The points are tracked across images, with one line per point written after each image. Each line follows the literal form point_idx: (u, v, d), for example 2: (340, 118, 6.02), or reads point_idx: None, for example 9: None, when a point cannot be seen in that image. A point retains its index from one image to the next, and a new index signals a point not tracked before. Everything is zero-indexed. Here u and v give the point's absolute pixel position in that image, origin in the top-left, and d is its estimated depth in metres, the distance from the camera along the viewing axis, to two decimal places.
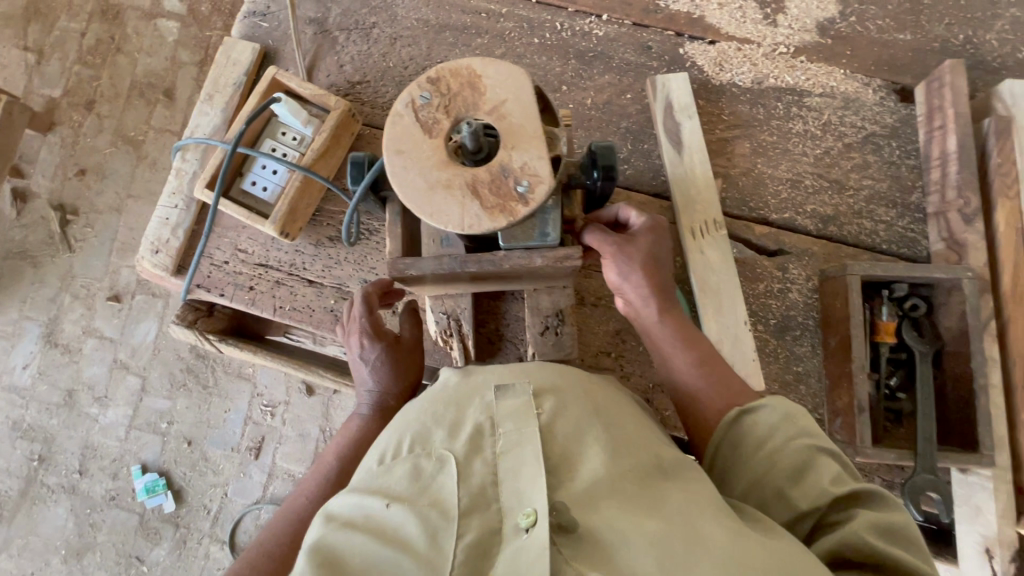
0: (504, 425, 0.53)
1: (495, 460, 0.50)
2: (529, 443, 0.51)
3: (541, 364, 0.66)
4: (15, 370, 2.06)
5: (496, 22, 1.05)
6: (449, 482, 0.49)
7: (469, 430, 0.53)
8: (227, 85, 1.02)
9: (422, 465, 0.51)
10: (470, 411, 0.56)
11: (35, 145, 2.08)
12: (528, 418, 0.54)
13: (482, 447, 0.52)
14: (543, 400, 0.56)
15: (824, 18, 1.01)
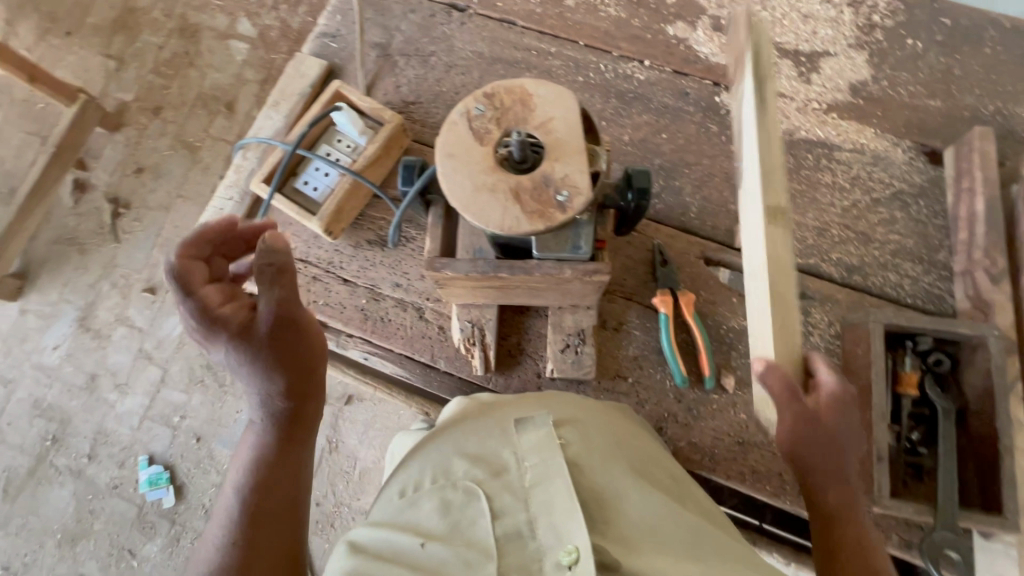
0: (530, 461, 0.63)
1: (528, 493, 0.60)
2: (558, 478, 0.60)
3: (560, 398, 0.76)
4: (45, 350, 2.13)
5: (545, 59, 1.12)
6: (482, 515, 0.59)
7: (496, 471, 0.63)
8: (293, 95, 1.10)
9: (450, 500, 0.61)
10: (497, 451, 0.65)
11: (102, 142, 2.23)
12: (551, 452, 0.63)
13: (512, 483, 0.61)
14: (560, 437, 0.66)
15: (857, 80, 1.06)
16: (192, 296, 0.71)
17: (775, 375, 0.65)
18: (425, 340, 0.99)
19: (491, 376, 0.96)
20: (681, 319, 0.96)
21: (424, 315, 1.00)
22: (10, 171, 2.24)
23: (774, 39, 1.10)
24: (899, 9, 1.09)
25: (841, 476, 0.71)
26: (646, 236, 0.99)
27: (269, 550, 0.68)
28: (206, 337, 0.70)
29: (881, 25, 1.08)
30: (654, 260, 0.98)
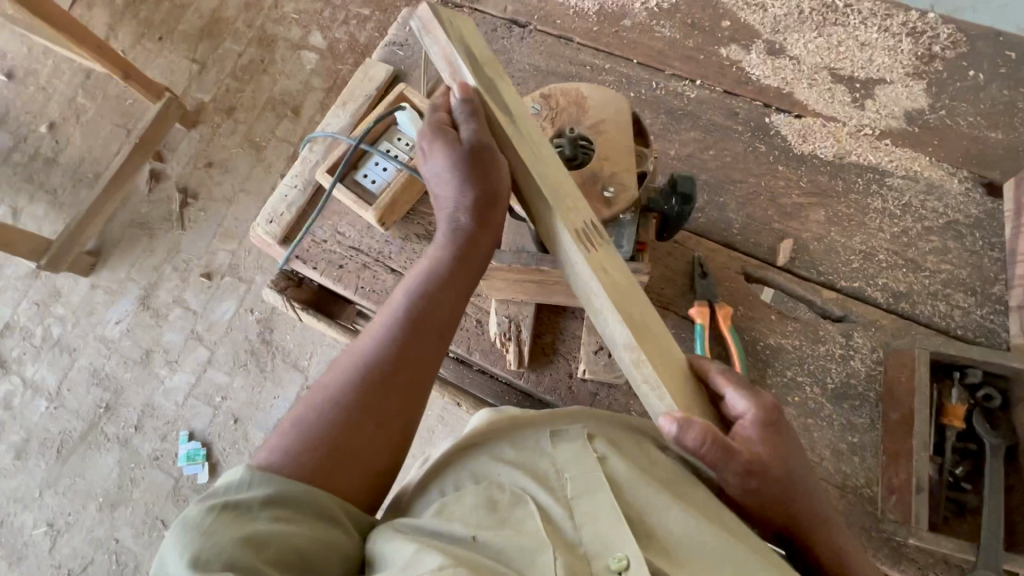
0: (569, 472, 0.64)
1: (571, 504, 0.61)
2: (601, 489, 0.61)
3: (589, 413, 0.77)
4: (108, 324, 2.30)
5: (598, 75, 1.17)
6: (530, 518, 0.60)
7: (538, 475, 0.64)
8: (360, 96, 1.18)
9: (495, 498, 0.62)
10: (535, 456, 0.66)
11: (179, 136, 2.42)
12: (589, 463, 0.64)
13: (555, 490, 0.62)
14: (597, 448, 0.66)
15: (913, 109, 1.06)
16: (443, 126, 0.72)
17: (691, 427, 0.59)
18: (463, 332, 1.02)
19: (524, 372, 0.99)
20: (716, 332, 0.96)
21: (464, 309, 1.04)
22: (97, 158, 2.46)
23: (829, 65, 1.11)
24: (961, 41, 1.08)
25: (795, 481, 0.65)
26: (686, 248, 1.01)
27: (372, 439, 0.67)
28: (435, 147, 0.71)
29: (941, 56, 1.08)
30: (693, 271, 0.99)
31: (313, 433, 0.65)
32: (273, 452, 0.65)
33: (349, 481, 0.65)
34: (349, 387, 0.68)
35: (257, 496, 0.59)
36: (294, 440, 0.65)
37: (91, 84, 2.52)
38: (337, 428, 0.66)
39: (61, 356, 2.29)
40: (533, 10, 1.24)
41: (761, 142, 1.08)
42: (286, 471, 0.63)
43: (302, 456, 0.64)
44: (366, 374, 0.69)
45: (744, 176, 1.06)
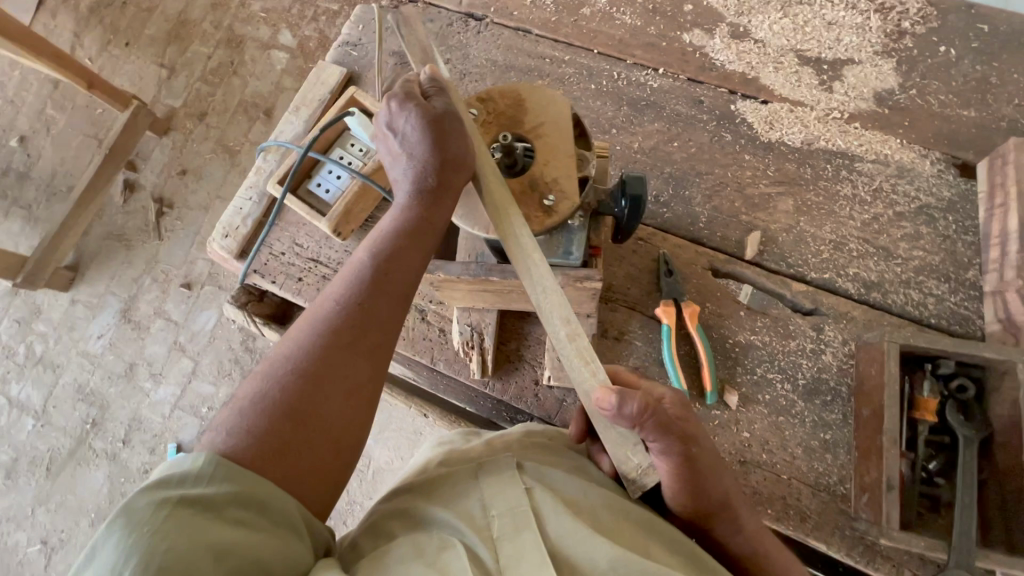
0: (497, 508, 0.61)
1: (497, 544, 0.57)
2: (528, 526, 0.59)
3: (522, 441, 0.74)
4: (90, 339, 2.27)
5: (558, 67, 1.13)
6: (457, 558, 0.55)
7: (467, 514, 0.60)
8: (313, 101, 1.14)
9: (423, 544, 0.57)
10: (464, 496, 0.63)
11: (151, 145, 2.38)
12: (517, 498, 0.61)
13: (480, 528, 0.59)
14: (527, 479, 0.63)
15: (883, 89, 1.02)
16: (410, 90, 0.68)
17: (629, 396, 0.58)
18: (426, 342, 1.00)
19: (489, 381, 0.96)
20: (684, 331, 0.94)
21: (426, 317, 1.01)
22: (69, 170, 2.41)
23: (795, 46, 1.07)
24: (931, 15, 1.04)
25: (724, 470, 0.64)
26: (652, 246, 0.98)
27: (332, 416, 0.60)
28: (395, 107, 0.66)
29: (911, 32, 1.04)
30: (659, 269, 0.96)
31: (269, 416, 0.58)
32: (222, 434, 0.58)
33: (308, 462, 0.58)
34: (303, 359, 0.62)
35: (217, 492, 0.53)
36: (247, 425, 0.58)
37: (59, 95, 2.47)
38: (292, 402, 0.59)
39: (45, 373, 2.27)
40: (489, 2, 1.19)
41: (727, 130, 1.04)
42: (238, 455, 0.56)
43: (254, 435, 0.57)
44: (321, 343, 0.62)
45: (710, 167, 1.03)
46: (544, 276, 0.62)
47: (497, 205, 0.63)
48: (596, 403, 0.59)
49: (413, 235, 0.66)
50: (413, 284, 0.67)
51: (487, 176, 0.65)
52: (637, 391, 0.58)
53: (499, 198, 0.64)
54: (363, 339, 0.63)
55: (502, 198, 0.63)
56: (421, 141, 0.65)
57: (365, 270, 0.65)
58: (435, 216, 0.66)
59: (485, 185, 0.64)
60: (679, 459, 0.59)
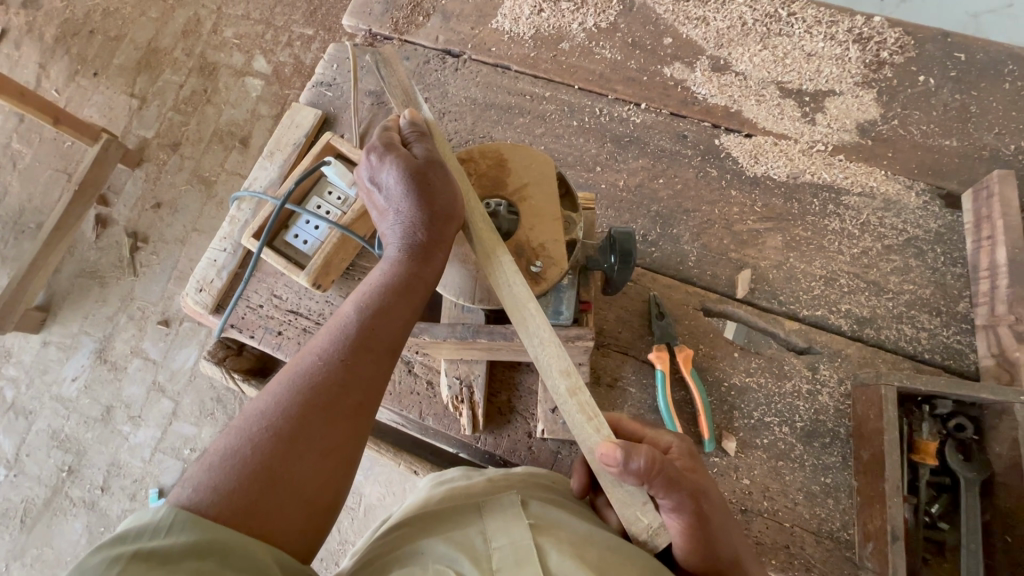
0: (496, 540, 0.58)
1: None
2: (529, 559, 0.56)
3: (529, 479, 0.72)
4: (64, 381, 2.19)
5: (539, 104, 1.11)
6: None
7: (464, 547, 0.58)
8: (288, 145, 1.11)
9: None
10: (464, 529, 0.61)
11: (123, 178, 2.31)
12: (518, 531, 0.59)
13: (479, 559, 0.56)
14: (531, 515, 0.62)
15: (865, 120, 1.02)
16: (393, 141, 0.65)
17: (636, 450, 0.53)
18: (414, 396, 0.96)
19: (480, 435, 0.93)
20: (679, 375, 0.92)
21: (413, 369, 0.97)
22: (37, 207, 2.33)
23: (776, 78, 1.06)
24: (909, 44, 1.04)
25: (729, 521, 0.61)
26: (642, 288, 0.96)
27: (308, 481, 0.54)
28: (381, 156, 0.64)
29: (890, 61, 1.04)
30: (650, 312, 0.94)
31: (239, 480, 0.52)
32: (188, 488, 0.52)
33: (279, 529, 0.52)
34: (279, 416, 0.56)
35: (179, 543, 0.47)
36: (216, 490, 0.52)
37: (26, 129, 2.39)
38: (263, 465, 0.53)
39: (17, 420, 2.18)
40: (466, 38, 1.17)
41: (712, 166, 1.03)
42: (205, 512, 0.51)
43: (221, 495, 0.51)
44: (299, 400, 0.57)
45: (696, 204, 1.01)
46: (540, 326, 0.58)
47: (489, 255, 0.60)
48: (601, 460, 0.54)
49: (403, 287, 0.61)
50: (401, 340, 0.63)
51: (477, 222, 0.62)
52: (643, 445, 0.54)
53: (491, 245, 0.61)
54: (344, 395, 0.58)
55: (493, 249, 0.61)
56: (405, 192, 0.62)
57: (350, 319, 0.61)
58: (425, 268, 0.62)
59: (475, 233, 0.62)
60: (688, 516, 0.56)
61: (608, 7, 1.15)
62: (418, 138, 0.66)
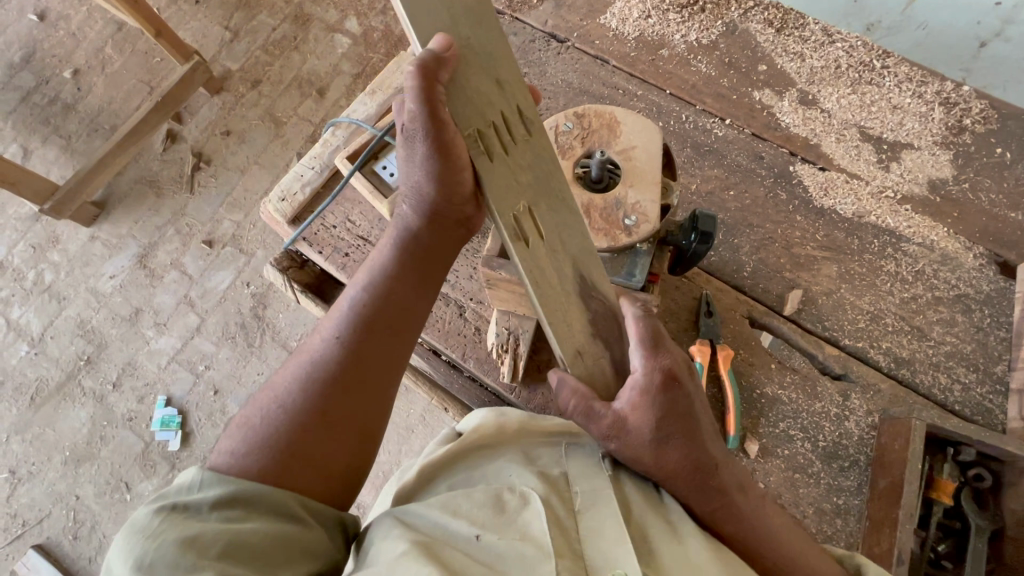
0: (580, 483, 0.66)
1: (579, 514, 0.63)
2: (608, 506, 0.63)
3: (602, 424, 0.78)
4: (102, 277, 2.27)
5: (629, 100, 1.17)
6: (536, 520, 0.62)
7: (550, 483, 0.67)
8: (390, 87, 1.17)
9: (506, 500, 0.64)
10: (549, 465, 0.69)
11: (201, 101, 2.41)
12: (600, 479, 0.66)
13: (563, 498, 0.65)
14: (612, 468, 0.68)
15: (937, 177, 1.06)
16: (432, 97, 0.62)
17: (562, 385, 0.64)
18: (460, 338, 1.01)
19: (515, 387, 0.97)
20: (714, 373, 0.96)
21: (464, 314, 1.02)
22: (116, 110, 2.44)
23: (859, 123, 1.11)
24: (992, 117, 1.08)
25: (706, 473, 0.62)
26: (695, 285, 1.01)
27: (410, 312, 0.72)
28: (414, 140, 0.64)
29: (970, 129, 1.08)
30: (699, 308, 0.98)
31: (279, 433, 0.65)
32: (232, 450, 0.66)
33: (394, 353, 0.71)
34: (299, 386, 0.68)
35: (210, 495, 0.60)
36: (263, 443, 0.65)
37: (122, 38, 2.52)
38: (374, 314, 0.70)
39: (49, 303, 2.26)
40: (573, 27, 1.24)
41: (782, 189, 1.08)
42: (244, 468, 0.64)
43: (345, 344, 0.69)
44: (314, 376, 0.68)
45: (761, 221, 1.06)
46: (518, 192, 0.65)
47: (486, 167, 0.64)
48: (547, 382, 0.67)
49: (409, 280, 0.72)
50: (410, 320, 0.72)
51: (490, 110, 0.64)
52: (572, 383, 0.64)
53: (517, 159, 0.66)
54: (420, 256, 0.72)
55: (529, 177, 0.66)
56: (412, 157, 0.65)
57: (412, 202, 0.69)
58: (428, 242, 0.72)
59: (460, 124, 0.63)
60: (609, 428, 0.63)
61: (711, 27, 1.21)
62: (445, 61, 0.61)
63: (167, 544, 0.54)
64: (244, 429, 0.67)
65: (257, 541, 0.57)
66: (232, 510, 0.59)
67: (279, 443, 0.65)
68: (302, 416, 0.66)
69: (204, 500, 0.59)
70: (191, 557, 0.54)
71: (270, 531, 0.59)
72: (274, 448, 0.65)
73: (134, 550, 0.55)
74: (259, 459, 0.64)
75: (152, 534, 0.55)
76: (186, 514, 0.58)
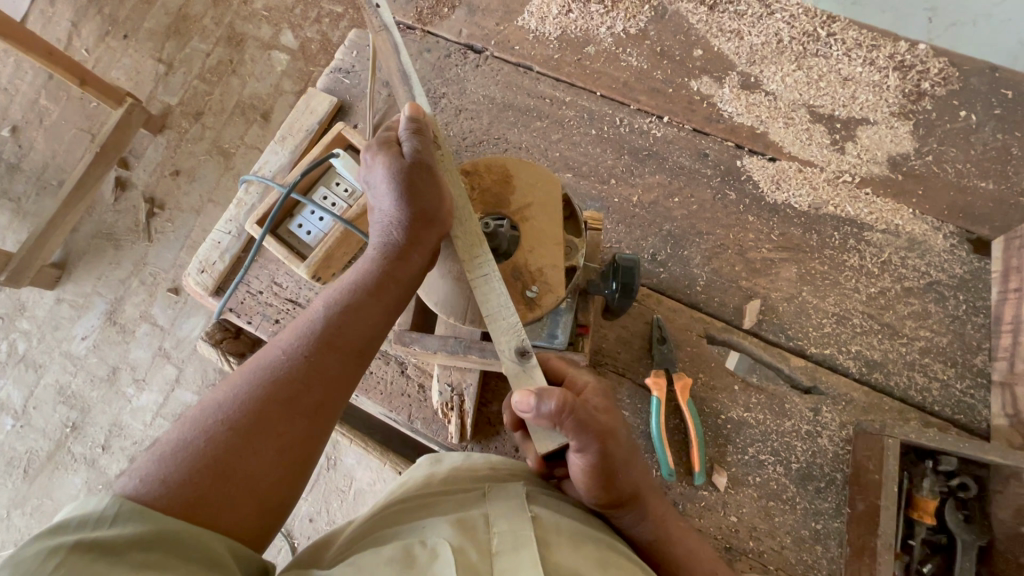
0: (498, 526, 0.59)
1: (494, 558, 0.55)
2: (525, 546, 0.56)
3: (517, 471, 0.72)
4: (74, 339, 2.23)
5: (558, 108, 1.08)
6: (446, 565, 0.53)
7: (467, 527, 0.59)
8: (300, 131, 1.09)
9: (417, 551, 0.56)
10: (467, 510, 0.62)
11: (145, 143, 2.31)
12: (520, 522, 0.59)
13: (479, 544, 0.57)
14: (532, 509, 0.62)
15: (898, 153, 0.97)
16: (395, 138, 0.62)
17: (547, 393, 0.55)
18: (404, 398, 0.95)
19: (467, 444, 0.92)
20: (675, 403, 0.90)
21: (406, 371, 0.96)
22: (60, 165, 2.36)
23: (808, 102, 1.01)
24: (953, 76, 0.98)
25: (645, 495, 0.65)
26: (644, 309, 0.94)
27: (358, 346, 0.60)
28: (388, 166, 0.60)
29: (930, 93, 0.98)
30: (652, 335, 0.92)
31: (189, 468, 0.52)
32: (134, 479, 0.51)
33: (345, 391, 0.60)
34: (235, 409, 0.56)
35: (122, 533, 0.46)
36: (173, 475, 0.51)
37: (53, 87, 2.41)
38: (325, 343, 0.59)
39: (26, 372, 2.22)
40: (490, 33, 1.14)
41: (731, 188, 0.99)
42: (149, 502, 0.50)
43: (290, 374, 0.57)
44: (257, 395, 0.56)
45: (711, 227, 0.98)
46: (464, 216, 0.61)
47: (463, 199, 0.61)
48: (516, 406, 0.56)
49: (368, 287, 0.61)
50: (366, 341, 0.61)
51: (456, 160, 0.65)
52: (559, 390, 0.55)
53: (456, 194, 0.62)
54: (391, 283, 0.61)
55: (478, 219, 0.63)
56: (396, 176, 0.59)
57: (388, 227, 0.61)
58: (394, 264, 0.61)
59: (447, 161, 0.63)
60: (600, 458, 0.56)
61: (639, 13, 1.10)
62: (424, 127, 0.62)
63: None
64: (150, 462, 0.52)
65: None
66: (155, 551, 0.46)
67: (189, 482, 0.51)
68: (234, 438, 0.54)
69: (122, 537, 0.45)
70: None
71: None
72: (178, 490, 0.51)
73: None
74: (168, 487, 0.51)
75: None
76: (93, 554, 0.44)
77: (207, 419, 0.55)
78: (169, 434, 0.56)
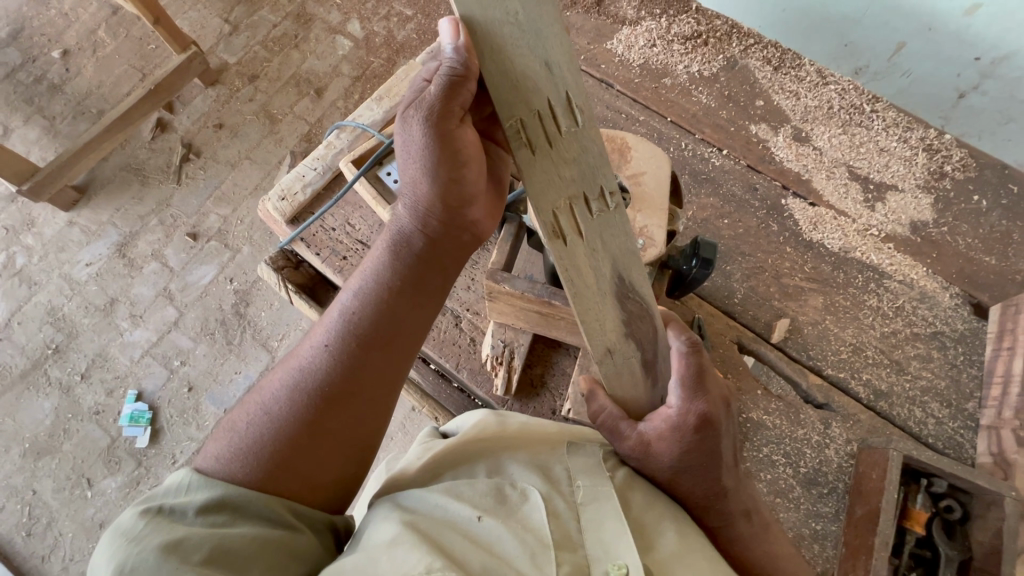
0: (580, 477, 0.64)
1: (580, 509, 0.61)
2: (608, 501, 0.61)
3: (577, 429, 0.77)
4: (77, 264, 2.02)
5: (632, 124, 1.20)
6: (536, 513, 0.60)
7: (551, 477, 0.64)
8: (397, 95, 1.16)
9: (507, 492, 0.61)
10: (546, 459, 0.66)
11: (195, 93, 2.24)
12: (601, 478, 0.64)
13: (563, 493, 0.62)
14: (609, 466, 0.67)
15: (918, 220, 1.11)
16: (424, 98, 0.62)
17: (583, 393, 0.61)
18: (455, 347, 1.02)
19: (508, 400, 0.98)
20: None
21: (459, 324, 1.03)
22: (104, 95, 2.30)
23: (848, 162, 1.16)
24: (971, 165, 1.14)
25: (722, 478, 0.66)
26: (687, 308, 1.03)
27: (409, 321, 0.66)
28: (423, 140, 0.62)
29: (951, 175, 1.14)
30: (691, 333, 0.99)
31: (258, 444, 0.59)
32: (211, 459, 0.60)
33: (388, 367, 0.65)
34: (288, 390, 0.62)
35: (194, 500, 0.54)
36: (241, 450, 0.59)
37: (116, 23, 2.40)
38: (372, 319, 0.65)
39: (19, 287, 2.00)
40: (580, 50, 1.28)
41: (774, 221, 1.11)
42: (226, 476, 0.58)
43: (338, 349, 0.63)
44: (308, 379, 0.62)
45: (753, 250, 1.09)
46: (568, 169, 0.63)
47: (532, 156, 0.61)
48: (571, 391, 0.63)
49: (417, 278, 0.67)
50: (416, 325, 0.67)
51: (534, 97, 0.59)
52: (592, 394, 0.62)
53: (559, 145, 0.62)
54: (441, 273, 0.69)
55: (574, 173, 0.63)
56: (432, 152, 0.62)
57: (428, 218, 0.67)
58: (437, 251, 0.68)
59: (502, 111, 0.59)
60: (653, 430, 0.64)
61: (713, 60, 1.26)
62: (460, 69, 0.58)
63: (148, 551, 0.48)
64: (219, 444, 0.60)
65: (244, 546, 0.51)
66: (219, 515, 0.54)
67: (257, 460, 0.59)
68: (290, 419, 0.61)
69: (190, 504, 0.53)
70: (174, 561, 0.48)
71: (255, 533, 0.53)
72: (251, 468, 0.58)
73: (119, 555, 0.49)
74: (238, 466, 0.58)
75: (135, 539, 0.49)
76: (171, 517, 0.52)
77: (268, 403, 0.62)
78: (237, 413, 0.64)
